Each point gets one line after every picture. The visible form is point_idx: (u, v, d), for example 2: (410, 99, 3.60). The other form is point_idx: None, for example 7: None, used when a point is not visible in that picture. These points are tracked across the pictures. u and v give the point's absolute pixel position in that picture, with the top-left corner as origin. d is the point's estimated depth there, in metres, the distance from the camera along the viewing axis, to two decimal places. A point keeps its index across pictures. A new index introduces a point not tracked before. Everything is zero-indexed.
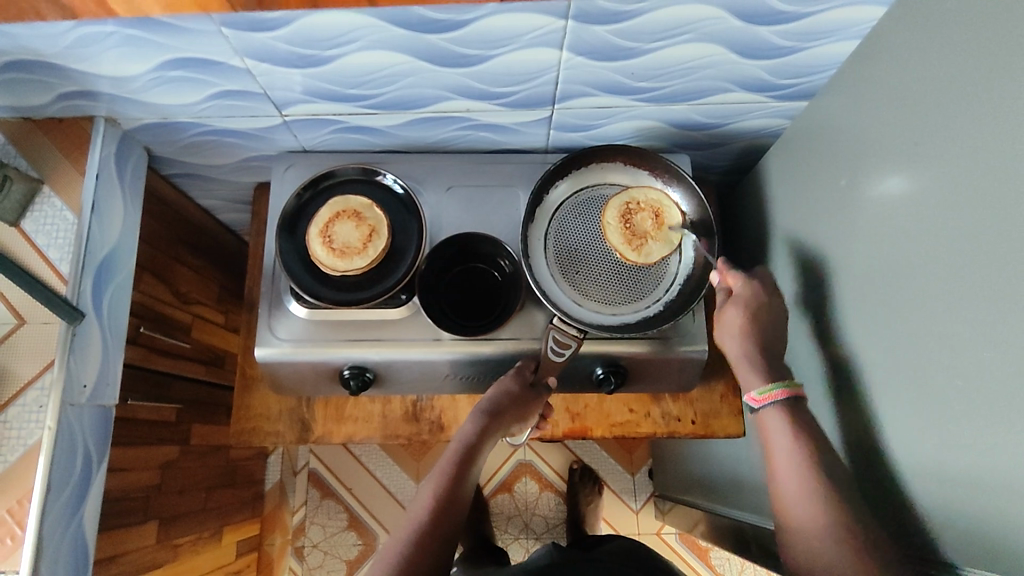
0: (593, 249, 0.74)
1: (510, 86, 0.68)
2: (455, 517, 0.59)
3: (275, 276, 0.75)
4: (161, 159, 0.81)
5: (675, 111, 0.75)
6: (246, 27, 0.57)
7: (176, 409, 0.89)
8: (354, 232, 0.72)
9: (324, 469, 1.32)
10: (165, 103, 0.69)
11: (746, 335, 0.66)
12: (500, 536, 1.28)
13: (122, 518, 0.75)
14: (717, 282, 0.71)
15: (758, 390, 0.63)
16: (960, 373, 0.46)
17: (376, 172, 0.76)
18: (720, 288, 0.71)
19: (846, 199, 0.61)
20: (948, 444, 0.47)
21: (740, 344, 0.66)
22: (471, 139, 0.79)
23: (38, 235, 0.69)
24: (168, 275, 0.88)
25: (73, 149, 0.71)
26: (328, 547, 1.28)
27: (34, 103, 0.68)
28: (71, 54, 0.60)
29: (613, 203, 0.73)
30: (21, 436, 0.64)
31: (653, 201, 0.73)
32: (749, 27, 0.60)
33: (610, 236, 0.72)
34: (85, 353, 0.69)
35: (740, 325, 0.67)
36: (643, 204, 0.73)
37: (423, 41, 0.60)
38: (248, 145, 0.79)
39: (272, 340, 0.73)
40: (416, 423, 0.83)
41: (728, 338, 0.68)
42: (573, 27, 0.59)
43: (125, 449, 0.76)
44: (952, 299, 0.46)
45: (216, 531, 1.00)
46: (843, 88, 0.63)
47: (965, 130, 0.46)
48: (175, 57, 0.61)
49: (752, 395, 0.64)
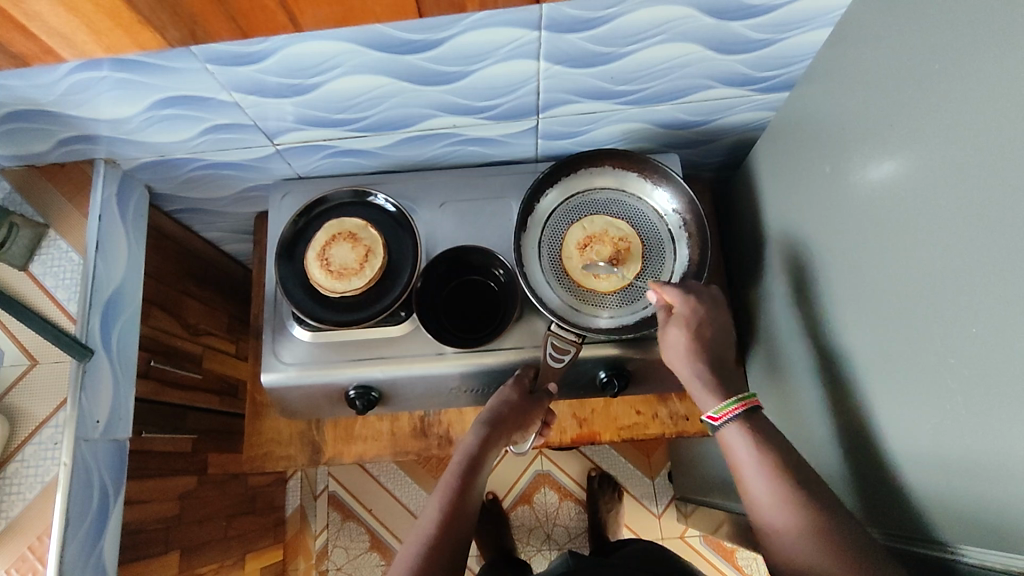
0: (603, 245, 0.74)
1: (493, 99, 0.69)
2: (463, 525, 0.59)
3: (277, 303, 0.77)
4: (163, 196, 0.84)
5: (660, 112, 0.75)
6: (231, 62, 0.58)
7: (192, 439, 0.91)
8: (350, 253, 0.73)
9: (343, 491, 1.33)
10: (160, 141, 0.71)
11: (707, 348, 0.65)
12: (523, 548, 1.27)
13: (144, 550, 0.76)
14: (656, 298, 0.69)
15: (714, 408, 0.61)
16: (956, 351, 0.45)
17: (367, 193, 0.77)
18: (659, 305, 0.69)
19: (833, 185, 0.61)
20: (949, 424, 0.46)
21: (688, 368, 0.64)
22: (462, 154, 0.80)
23: (46, 277, 0.72)
24: (178, 308, 0.90)
25: (76, 194, 0.74)
26: (352, 569, 1.28)
27: (36, 151, 0.71)
28: (67, 100, 0.63)
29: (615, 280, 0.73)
30: (37, 474, 0.66)
31: (597, 275, 0.73)
32: (721, 23, 0.61)
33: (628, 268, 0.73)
34: (96, 388, 0.71)
35: (684, 348, 0.65)
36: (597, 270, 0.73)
37: (402, 62, 0.61)
38: (245, 176, 0.81)
39: (278, 366, 0.73)
40: (424, 439, 0.83)
41: (675, 359, 0.66)
42: (548, 36, 0.60)
43: (143, 482, 0.77)
44: (946, 277, 0.46)
45: (238, 559, 1.01)
46: (821, 75, 0.63)
47: (944, 104, 0.45)
48: (164, 97, 0.63)
49: (710, 414, 0.61)
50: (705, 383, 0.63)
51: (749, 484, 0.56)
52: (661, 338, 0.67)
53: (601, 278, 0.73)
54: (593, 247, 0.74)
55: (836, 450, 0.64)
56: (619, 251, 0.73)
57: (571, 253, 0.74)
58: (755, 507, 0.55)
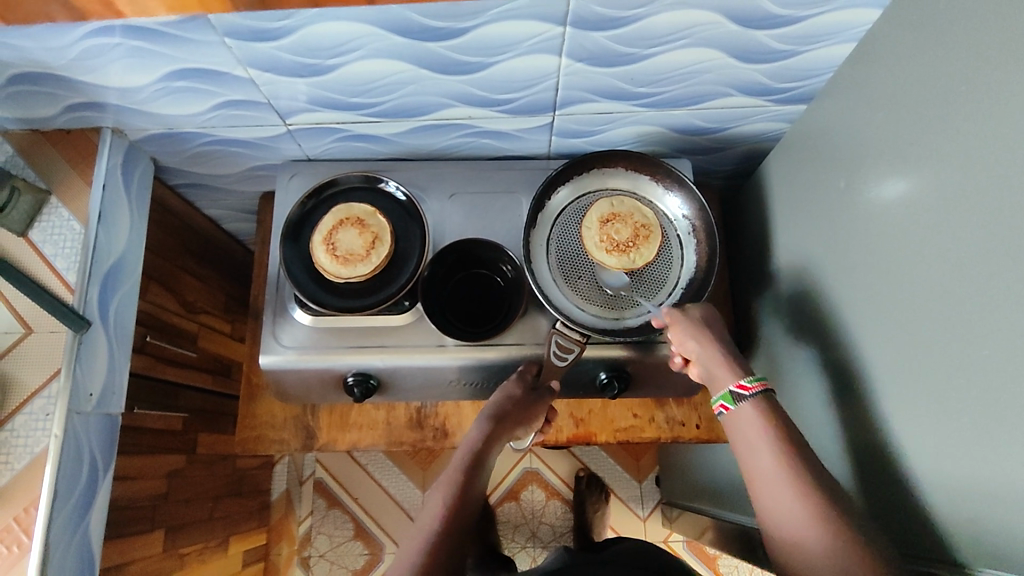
0: (621, 229, 0.73)
1: (512, 92, 0.68)
2: (465, 525, 0.58)
3: (279, 285, 0.76)
4: (168, 170, 0.82)
5: (676, 116, 0.75)
6: (249, 37, 0.58)
7: (182, 418, 0.89)
8: (357, 239, 0.72)
9: (330, 478, 1.32)
10: (170, 113, 0.70)
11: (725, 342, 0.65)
12: (507, 545, 1.27)
13: (129, 526, 0.75)
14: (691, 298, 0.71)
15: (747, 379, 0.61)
16: (961, 371, 0.45)
17: (378, 179, 0.76)
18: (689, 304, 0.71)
19: (846, 200, 0.61)
20: (950, 444, 0.47)
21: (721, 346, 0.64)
22: (475, 146, 0.80)
23: (46, 245, 0.70)
24: (175, 284, 0.88)
25: (80, 161, 0.72)
26: (334, 557, 1.27)
27: (43, 115, 0.69)
28: (78, 65, 0.61)
29: (620, 262, 0.72)
30: (27, 444, 0.64)
31: (609, 249, 0.72)
32: (745, 31, 0.61)
33: (641, 257, 0.72)
34: (92, 361, 0.70)
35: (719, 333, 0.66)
36: (609, 247, 0.72)
37: (423, 49, 0.61)
38: (253, 155, 0.80)
39: (276, 348, 0.73)
40: (420, 430, 0.83)
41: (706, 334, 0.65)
42: (571, 33, 0.59)
43: (132, 457, 0.76)
44: (954, 297, 0.46)
45: (222, 541, 1.00)
46: (839, 91, 0.63)
47: (958, 127, 0.46)
48: (178, 67, 0.62)
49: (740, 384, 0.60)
50: (723, 359, 0.63)
51: (766, 482, 0.54)
52: (693, 314, 0.67)
53: (611, 254, 0.72)
54: (614, 225, 0.73)
55: (835, 464, 0.64)
56: (636, 239, 0.73)
57: (589, 225, 0.73)
58: (778, 527, 0.53)
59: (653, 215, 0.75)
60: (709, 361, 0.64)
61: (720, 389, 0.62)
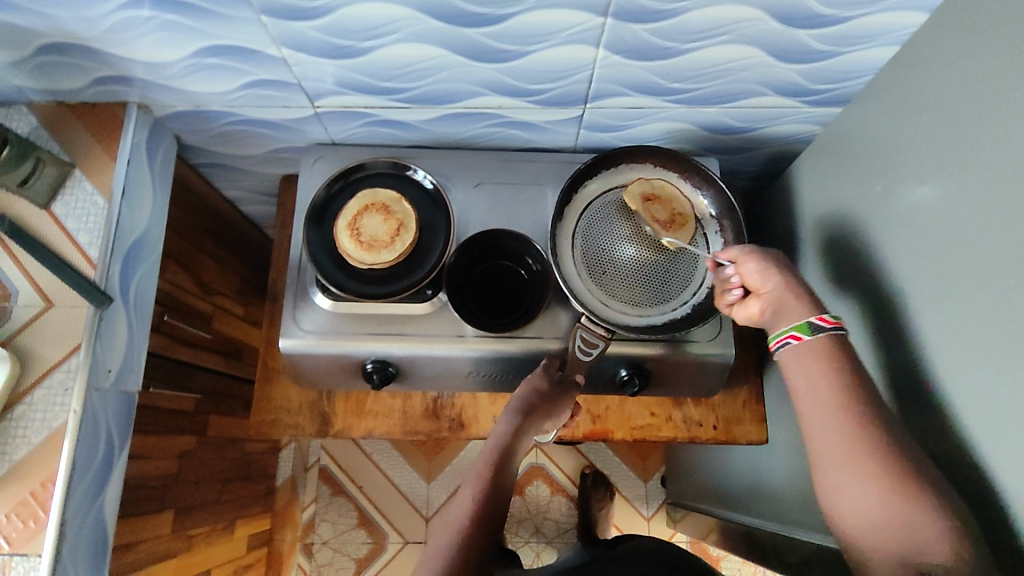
0: (660, 211, 0.72)
1: (545, 83, 0.68)
2: (493, 524, 0.57)
3: (300, 268, 0.75)
4: (191, 148, 0.82)
5: (707, 114, 0.74)
6: (286, 16, 0.57)
7: (194, 399, 0.89)
8: (382, 226, 0.71)
9: (335, 466, 1.31)
10: (198, 90, 0.69)
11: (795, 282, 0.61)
12: (511, 539, 1.27)
13: (141, 505, 0.75)
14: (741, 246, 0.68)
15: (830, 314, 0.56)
16: (1007, 380, 0.45)
17: (406, 167, 0.76)
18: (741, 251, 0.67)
19: (881, 205, 0.60)
20: (992, 454, 0.46)
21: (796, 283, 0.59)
22: (502, 136, 0.79)
23: (68, 218, 0.69)
24: (192, 264, 0.88)
25: (105, 135, 0.71)
26: (337, 544, 1.27)
27: (69, 87, 0.68)
28: (109, 38, 0.61)
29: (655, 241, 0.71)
30: (45, 419, 0.64)
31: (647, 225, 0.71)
32: (787, 30, 0.60)
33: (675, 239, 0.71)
34: (111, 338, 0.69)
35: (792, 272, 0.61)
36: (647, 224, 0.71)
37: (460, 35, 0.60)
38: (278, 136, 0.79)
39: (296, 332, 0.72)
40: (436, 420, 0.82)
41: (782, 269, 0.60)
42: (612, 24, 0.59)
43: (146, 436, 0.75)
44: (1003, 306, 0.45)
45: (228, 524, 0.99)
46: (877, 94, 0.63)
47: (1009, 133, 0.45)
48: (211, 43, 0.61)
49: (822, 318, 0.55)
50: (796, 291, 0.58)
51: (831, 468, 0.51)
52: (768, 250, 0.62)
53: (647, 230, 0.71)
54: (654, 205, 0.72)
55: None
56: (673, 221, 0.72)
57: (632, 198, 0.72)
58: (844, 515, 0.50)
59: (689, 207, 0.73)
60: (785, 292, 0.58)
61: (789, 320, 0.57)
